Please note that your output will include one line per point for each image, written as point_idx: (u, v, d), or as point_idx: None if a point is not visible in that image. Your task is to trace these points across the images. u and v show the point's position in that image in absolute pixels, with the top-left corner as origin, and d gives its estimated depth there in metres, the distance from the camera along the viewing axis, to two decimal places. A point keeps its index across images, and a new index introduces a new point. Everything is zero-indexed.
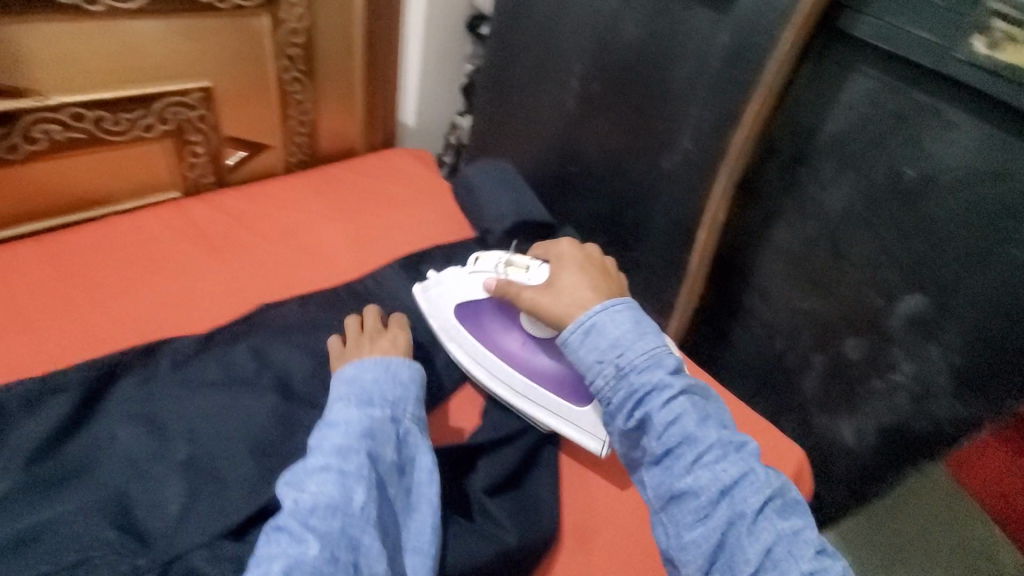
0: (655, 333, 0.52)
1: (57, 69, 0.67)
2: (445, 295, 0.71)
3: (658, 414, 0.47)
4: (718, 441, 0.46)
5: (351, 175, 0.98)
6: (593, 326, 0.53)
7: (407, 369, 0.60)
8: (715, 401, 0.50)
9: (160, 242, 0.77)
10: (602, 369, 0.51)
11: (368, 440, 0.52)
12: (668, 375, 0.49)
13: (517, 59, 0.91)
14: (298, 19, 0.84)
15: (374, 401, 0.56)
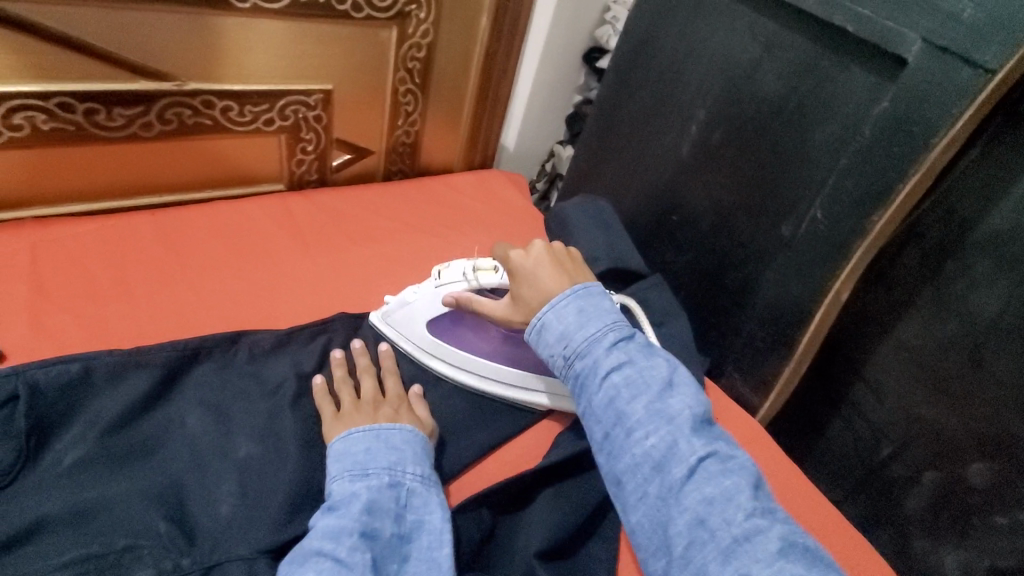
0: (601, 315, 0.56)
1: (199, 59, 0.70)
2: (415, 314, 0.67)
3: (595, 398, 0.51)
4: (649, 413, 0.49)
5: (449, 192, 0.99)
6: (543, 325, 0.57)
7: (399, 432, 0.55)
8: (661, 368, 0.52)
9: (259, 232, 0.79)
10: (554, 360, 0.56)
11: (364, 514, 0.47)
12: (605, 356, 0.53)
13: (633, 97, 0.87)
14: (422, 35, 0.85)
15: (368, 471, 0.51)
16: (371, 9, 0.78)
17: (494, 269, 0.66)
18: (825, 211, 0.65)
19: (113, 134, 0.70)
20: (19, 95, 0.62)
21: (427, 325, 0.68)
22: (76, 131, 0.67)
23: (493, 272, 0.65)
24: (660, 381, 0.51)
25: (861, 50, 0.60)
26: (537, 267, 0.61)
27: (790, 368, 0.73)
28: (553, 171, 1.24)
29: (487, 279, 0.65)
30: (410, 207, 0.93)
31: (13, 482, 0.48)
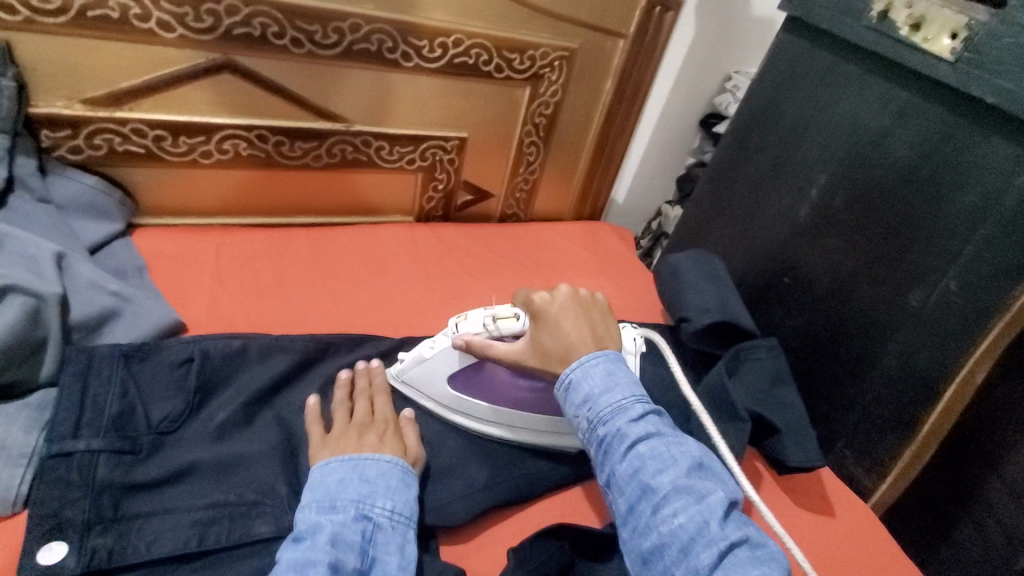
0: (628, 381, 0.55)
1: (367, 107, 0.83)
2: (436, 369, 0.65)
3: (618, 466, 0.49)
4: (676, 488, 0.47)
5: (560, 239, 1.05)
6: (569, 383, 0.55)
7: (377, 464, 0.54)
8: (689, 446, 0.50)
9: (392, 256, 0.89)
10: (577, 421, 0.54)
11: (331, 548, 0.45)
12: (631, 425, 0.51)
13: (749, 160, 0.88)
14: (552, 95, 0.94)
15: (336, 505, 0.50)
16: (511, 71, 0.88)
17: (514, 316, 0.64)
18: (960, 284, 0.62)
19: (290, 163, 0.84)
20: (231, 126, 0.77)
21: (450, 380, 0.65)
22: (265, 157, 0.82)
23: (513, 319, 0.64)
24: (688, 458, 0.49)
25: (1006, 122, 0.59)
26: (562, 316, 0.60)
27: (909, 453, 0.68)
28: (659, 229, 1.25)
29: (507, 326, 0.63)
30: (520, 248, 1.00)
31: (179, 431, 0.56)
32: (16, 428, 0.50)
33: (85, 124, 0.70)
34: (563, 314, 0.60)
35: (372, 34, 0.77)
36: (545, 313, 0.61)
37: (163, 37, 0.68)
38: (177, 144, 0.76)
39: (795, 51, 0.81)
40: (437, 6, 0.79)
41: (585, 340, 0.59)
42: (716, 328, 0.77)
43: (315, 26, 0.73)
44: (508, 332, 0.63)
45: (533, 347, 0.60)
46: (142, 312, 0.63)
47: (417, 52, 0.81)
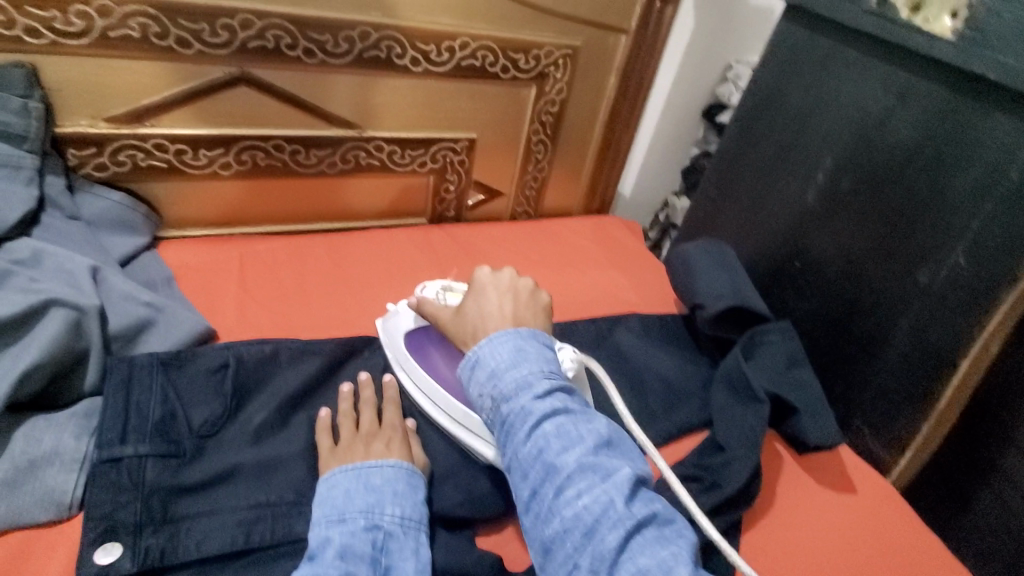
0: (536, 356, 0.52)
1: (380, 112, 0.85)
2: (399, 324, 0.69)
3: (522, 447, 0.46)
4: (580, 467, 0.44)
5: (571, 234, 1.07)
6: (476, 360, 0.53)
7: (382, 471, 0.53)
8: (599, 422, 0.48)
9: (408, 257, 0.91)
10: (483, 403, 0.51)
11: (340, 562, 0.45)
12: (536, 401, 0.48)
13: (756, 148, 0.90)
14: (557, 93, 0.96)
15: (345, 517, 0.49)
16: (517, 71, 0.90)
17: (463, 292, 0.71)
18: (970, 258, 0.63)
19: (306, 171, 0.86)
20: (249, 137, 0.79)
21: (406, 338, 0.68)
22: (282, 166, 0.84)
23: (460, 295, 0.70)
24: (596, 436, 0.46)
25: (1008, 98, 0.60)
26: (490, 288, 0.61)
27: (928, 425, 0.69)
28: (667, 220, 1.26)
29: (452, 298, 0.70)
30: (532, 245, 1.01)
31: (218, 434, 0.57)
32: (66, 436, 0.52)
33: (110, 141, 0.72)
34: (492, 289, 0.61)
35: (381, 41, 0.79)
36: (478, 282, 0.62)
37: (181, 54, 0.70)
38: (197, 157, 0.78)
39: (795, 38, 0.83)
40: (443, 11, 0.80)
41: (501, 318, 0.57)
42: (729, 313, 0.78)
43: (326, 36, 0.75)
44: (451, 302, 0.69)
45: (459, 314, 0.61)
46: (175, 321, 0.65)
47: (425, 56, 0.83)
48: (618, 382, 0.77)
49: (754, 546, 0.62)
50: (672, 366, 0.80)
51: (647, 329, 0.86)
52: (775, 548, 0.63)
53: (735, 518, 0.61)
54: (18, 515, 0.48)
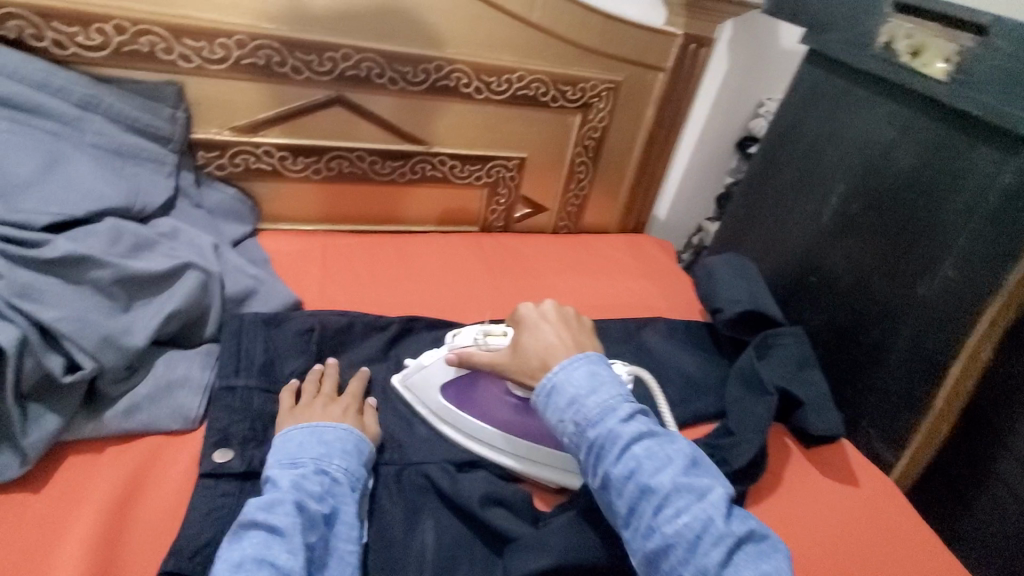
0: (612, 383, 0.59)
1: (445, 130, 1.00)
2: (431, 378, 0.70)
3: (615, 467, 0.53)
4: (676, 487, 0.51)
5: (607, 248, 1.18)
6: (554, 388, 0.59)
7: (333, 429, 0.60)
8: (680, 442, 0.55)
9: (462, 257, 1.04)
10: (566, 428, 0.57)
11: (296, 492, 0.51)
12: (621, 425, 0.55)
13: (778, 174, 0.99)
14: (599, 121, 1.08)
15: (299, 460, 0.55)
16: (565, 101, 1.03)
17: (503, 334, 0.70)
18: (960, 271, 0.71)
19: (381, 179, 1.01)
20: (338, 148, 0.95)
21: (442, 391, 0.70)
22: (361, 173, 0.99)
23: (502, 336, 0.70)
24: (682, 457, 0.53)
25: (990, 131, 0.69)
26: (542, 322, 0.67)
27: (923, 426, 0.76)
28: (699, 243, 1.35)
29: (495, 341, 0.69)
30: (570, 254, 1.13)
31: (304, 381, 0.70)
32: (194, 367, 0.66)
33: (230, 147, 0.89)
34: (546, 323, 0.67)
35: (452, 72, 0.94)
36: (528, 319, 0.68)
37: (293, 79, 0.87)
38: (296, 163, 0.94)
39: (815, 78, 0.92)
40: (505, 49, 0.95)
41: (565, 347, 0.64)
42: (745, 317, 0.87)
43: (408, 67, 0.91)
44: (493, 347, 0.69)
45: (516, 351, 0.66)
46: (273, 291, 0.80)
47: (487, 86, 0.97)
48: (642, 374, 0.86)
49: (756, 516, 0.69)
50: (692, 364, 0.88)
51: (671, 331, 0.95)
52: (775, 522, 0.69)
53: (740, 490, 0.69)
54: (156, 422, 0.61)
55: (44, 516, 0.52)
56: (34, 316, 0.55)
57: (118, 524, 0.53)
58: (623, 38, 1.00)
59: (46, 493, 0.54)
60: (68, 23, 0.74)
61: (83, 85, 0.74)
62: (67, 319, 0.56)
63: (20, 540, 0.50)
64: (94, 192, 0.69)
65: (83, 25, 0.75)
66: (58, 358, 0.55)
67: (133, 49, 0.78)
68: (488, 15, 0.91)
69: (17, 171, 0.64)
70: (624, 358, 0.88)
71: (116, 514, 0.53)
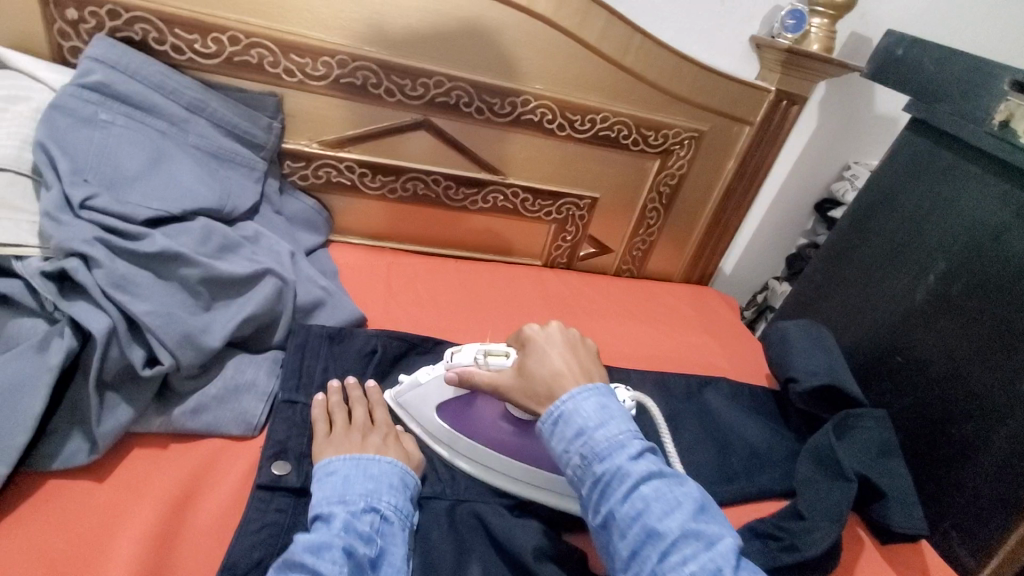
0: (621, 416, 0.55)
1: (521, 163, 1.00)
2: (427, 396, 0.68)
3: (620, 507, 0.50)
4: (684, 532, 0.47)
5: (671, 298, 1.14)
6: (562, 417, 0.55)
7: (381, 464, 0.58)
8: (689, 485, 0.52)
9: (525, 291, 1.02)
10: (571, 459, 0.54)
11: (344, 534, 0.49)
12: (631, 462, 0.51)
13: (868, 243, 0.95)
14: (678, 169, 1.06)
15: (345, 497, 0.53)
16: (646, 145, 1.02)
17: (505, 353, 0.65)
18: None
19: (453, 205, 1.02)
20: (416, 171, 0.96)
21: (439, 411, 0.69)
22: (434, 197, 1.00)
23: (503, 356, 0.65)
24: (692, 501, 0.50)
25: None
26: (548, 346, 0.63)
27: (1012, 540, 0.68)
28: (763, 301, 1.30)
29: (496, 363, 0.65)
30: (634, 300, 1.10)
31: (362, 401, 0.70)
32: (261, 373, 0.66)
33: (317, 159, 0.91)
34: (552, 347, 0.63)
35: (537, 108, 0.94)
36: (535, 344, 0.64)
37: (386, 101, 0.89)
38: (374, 180, 0.96)
39: (917, 149, 0.88)
40: (593, 90, 0.95)
41: (573, 376, 0.60)
42: (822, 392, 0.81)
43: (496, 99, 0.92)
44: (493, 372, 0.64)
45: (521, 377, 0.61)
46: (341, 304, 0.80)
47: (571, 124, 0.97)
48: (703, 437, 0.81)
49: None
50: (757, 432, 0.84)
51: (735, 395, 0.90)
52: None
53: None
54: (219, 425, 0.61)
55: (105, 506, 0.53)
56: (124, 307, 0.56)
57: (175, 525, 0.53)
58: (714, 89, 0.99)
59: (109, 483, 0.54)
60: (190, 31, 0.78)
61: (194, 89, 0.78)
62: (155, 314, 0.57)
63: (79, 528, 0.51)
64: (191, 190, 0.71)
65: (203, 33, 0.79)
66: (140, 351, 0.56)
67: (243, 59, 0.82)
68: (582, 55, 0.91)
69: (126, 165, 0.67)
70: (684, 416, 0.84)
71: (172, 515, 0.53)
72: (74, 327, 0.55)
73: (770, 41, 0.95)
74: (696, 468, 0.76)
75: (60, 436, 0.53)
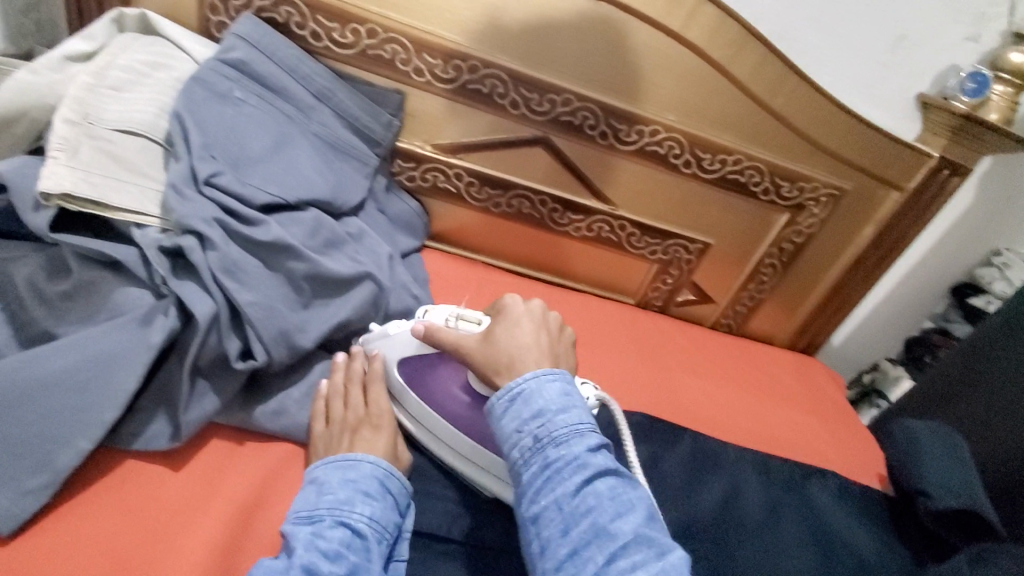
0: (580, 401, 0.50)
1: (635, 195, 0.93)
2: (391, 351, 0.62)
3: (568, 499, 0.44)
4: (636, 537, 0.42)
5: (773, 365, 1.03)
6: (521, 394, 0.49)
7: (359, 468, 0.52)
8: (642, 489, 0.47)
9: (617, 332, 0.95)
10: (521, 440, 0.47)
11: (308, 552, 0.44)
12: (587, 453, 0.46)
13: (1016, 345, 0.84)
14: (807, 227, 0.96)
15: (315, 510, 0.48)
16: (777, 196, 0.93)
17: (478, 320, 0.60)
18: None
19: (556, 228, 0.96)
20: (524, 188, 0.91)
21: (400, 365, 0.63)
22: (538, 218, 0.95)
23: (475, 323, 0.59)
24: (644, 505, 0.45)
25: None
26: (524, 319, 0.57)
27: None
28: (870, 383, 1.18)
29: (465, 327, 0.59)
30: (732, 362, 1.00)
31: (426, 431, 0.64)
32: None
33: (427, 161, 0.89)
34: (527, 319, 0.57)
35: (665, 140, 0.87)
36: (511, 311, 0.58)
37: (510, 112, 0.85)
38: (480, 192, 0.92)
39: None
40: (730, 128, 0.87)
41: (538, 354, 0.54)
42: (956, 514, 0.70)
43: (623, 125, 0.86)
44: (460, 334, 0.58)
45: (486, 341, 0.56)
46: None
47: (698, 162, 0.89)
48: (806, 539, 0.71)
49: None
50: (867, 545, 0.73)
51: (845, 495, 0.79)
52: None
53: None
54: (295, 432, 0.57)
55: (175, 499, 0.50)
56: (230, 295, 0.54)
57: (240, 534, 0.49)
58: (867, 146, 0.88)
59: (183, 474, 0.52)
60: (332, 19, 0.77)
61: (324, 77, 0.77)
62: (258, 305, 0.55)
63: (147, 519, 0.48)
64: (307, 179, 0.69)
65: (343, 23, 0.77)
66: (236, 342, 0.54)
67: (376, 53, 0.80)
68: (725, 91, 0.84)
69: (251, 146, 0.66)
70: (785, 509, 0.74)
71: (239, 522, 0.50)
72: (179, 307, 0.53)
73: (943, 101, 0.84)
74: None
75: (145, 416, 0.52)
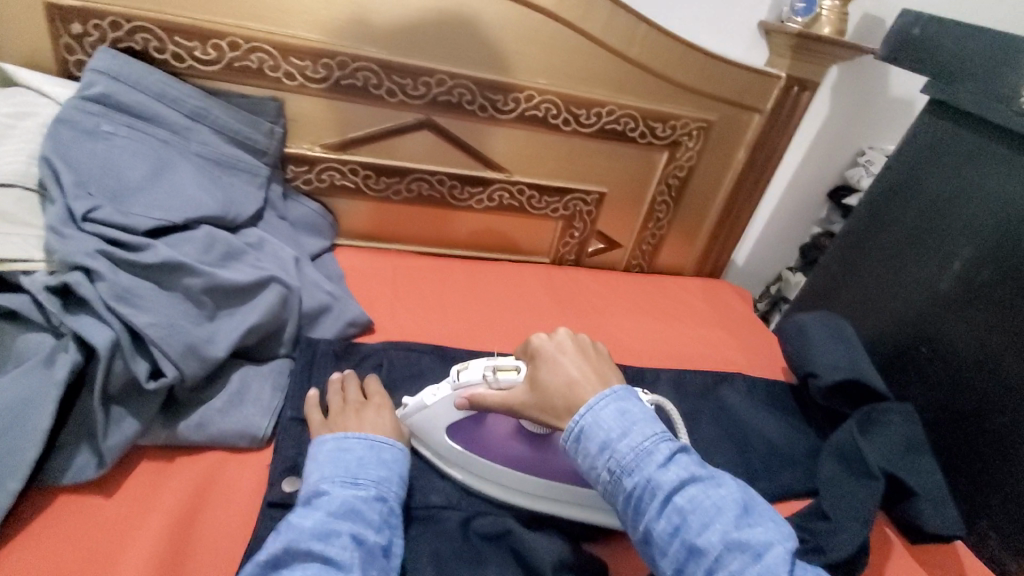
0: (641, 418, 0.52)
1: (525, 160, 0.98)
2: (438, 419, 0.63)
3: (656, 522, 0.47)
4: (726, 544, 0.45)
5: (682, 292, 1.12)
6: (582, 433, 0.52)
7: (392, 451, 0.58)
8: (727, 486, 0.49)
9: (530, 289, 1.01)
10: (599, 475, 0.51)
11: (354, 522, 0.50)
12: (659, 471, 0.49)
13: (885, 232, 0.93)
14: (686, 161, 1.04)
15: (357, 481, 0.53)
16: (653, 138, 1.00)
17: (514, 368, 0.61)
18: None
19: (459, 205, 1.00)
20: (421, 171, 0.95)
21: (449, 433, 0.64)
22: (439, 198, 0.99)
23: (513, 371, 0.61)
24: (731, 504, 0.47)
25: None
26: (560, 354, 0.59)
27: None
28: (777, 294, 1.28)
29: (505, 379, 0.60)
30: (643, 295, 1.08)
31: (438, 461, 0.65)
32: (266, 387, 0.66)
33: (320, 162, 0.90)
34: (566, 356, 0.59)
35: (542, 103, 0.92)
36: (544, 352, 0.60)
37: (388, 101, 0.88)
38: (378, 183, 0.95)
39: (936, 131, 0.87)
40: (598, 83, 0.93)
41: (592, 381, 0.56)
42: (844, 386, 0.79)
43: (499, 96, 0.90)
44: (504, 392, 0.60)
45: (536, 391, 0.58)
46: (347, 309, 0.79)
47: (576, 119, 0.95)
48: (723, 438, 0.79)
49: None
50: (777, 429, 0.82)
51: (752, 390, 0.88)
52: None
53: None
54: (223, 439, 0.60)
55: (111, 523, 0.52)
56: (127, 320, 0.56)
57: (183, 538, 0.52)
58: (722, 78, 0.96)
59: (116, 498, 0.54)
60: (190, 38, 0.78)
61: (195, 98, 0.77)
62: (158, 326, 0.57)
63: (86, 545, 0.50)
64: (193, 199, 0.70)
65: (202, 40, 0.78)
66: (143, 363, 0.57)
67: (243, 65, 0.81)
68: (586, 48, 0.89)
69: (129, 176, 0.67)
70: (702, 415, 0.82)
71: (179, 528, 0.52)
72: (79, 343, 0.55)
73: (779, 26, 0.92)
74: (715, 467, 0.75)
75: (69, 450, 0.54)
